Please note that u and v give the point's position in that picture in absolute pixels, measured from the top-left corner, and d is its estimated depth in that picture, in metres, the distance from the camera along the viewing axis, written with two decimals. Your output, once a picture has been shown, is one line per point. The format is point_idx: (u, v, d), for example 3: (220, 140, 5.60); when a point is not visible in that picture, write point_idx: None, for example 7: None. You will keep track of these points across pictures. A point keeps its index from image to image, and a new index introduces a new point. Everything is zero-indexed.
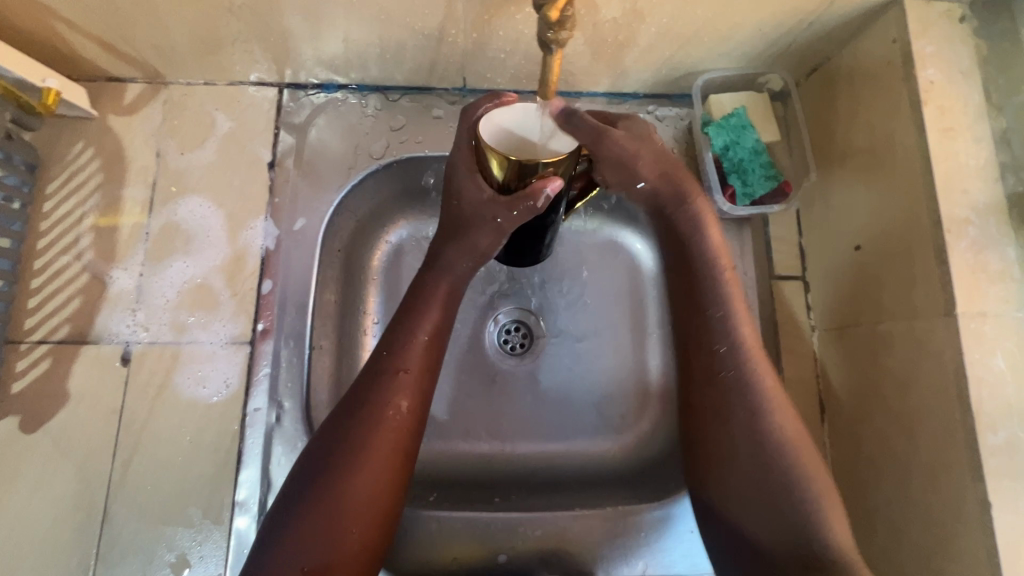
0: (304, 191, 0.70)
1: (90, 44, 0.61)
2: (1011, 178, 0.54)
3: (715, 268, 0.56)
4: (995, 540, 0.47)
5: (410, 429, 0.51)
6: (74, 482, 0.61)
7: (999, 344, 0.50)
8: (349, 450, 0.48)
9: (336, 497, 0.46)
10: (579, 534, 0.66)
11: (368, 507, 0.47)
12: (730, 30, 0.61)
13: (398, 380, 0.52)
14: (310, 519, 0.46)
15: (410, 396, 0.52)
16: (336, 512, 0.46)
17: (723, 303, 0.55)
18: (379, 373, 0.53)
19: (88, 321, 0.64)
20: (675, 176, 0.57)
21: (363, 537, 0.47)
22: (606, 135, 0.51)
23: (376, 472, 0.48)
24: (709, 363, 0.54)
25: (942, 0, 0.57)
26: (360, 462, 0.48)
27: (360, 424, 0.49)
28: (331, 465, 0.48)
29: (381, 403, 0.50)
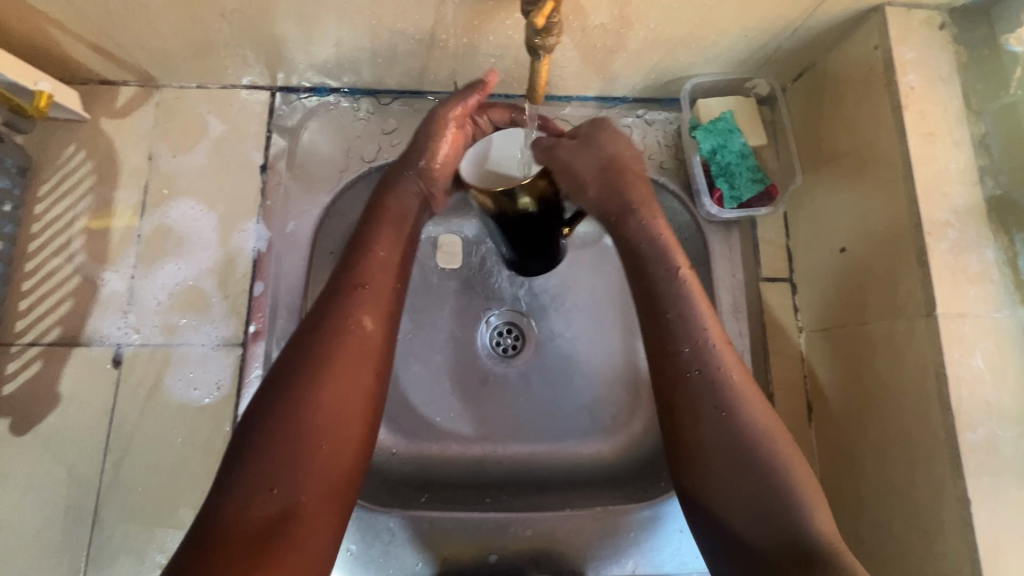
0: (296, 193, 0.70)
1: (81, 47, 0.62)
2: (990, 181, 0.55)
3: (671, 268, 0.56)
4: (975, 535, 0.47)
5: (378, 344, 0.51)
6: (65, 484, 0.61)
7: (977, 343, 0.51)
8: (314, 364, 0.47)
9: (301, 410, 0.45)
10: (569, 534, 0.66)
11: (337, 415, 0.46)
12: (716, 37, 0.62)
13: (360, 296, 0.52)
14: (274, 435, 0.43)
15: (374, 313, 0.52)
16: (301, 425, 0.44)
17: (683, 303, 0.54)
18: (337, 293, 0.52)
19: (80, 322, 0.64)
20: (623, 184, 0.61)
21: (333, 450, 0.45)
22: (555, 147, 0.60)
23: (345, 386, 0.47)
24: (679, 366, 0.52)
25: (922, 8, 0.58)
26: (325, 378, 0.47)
27: (321, 340, 0.48)
28: (296, 379, 0.46)
29: (344, 317, 0.50)
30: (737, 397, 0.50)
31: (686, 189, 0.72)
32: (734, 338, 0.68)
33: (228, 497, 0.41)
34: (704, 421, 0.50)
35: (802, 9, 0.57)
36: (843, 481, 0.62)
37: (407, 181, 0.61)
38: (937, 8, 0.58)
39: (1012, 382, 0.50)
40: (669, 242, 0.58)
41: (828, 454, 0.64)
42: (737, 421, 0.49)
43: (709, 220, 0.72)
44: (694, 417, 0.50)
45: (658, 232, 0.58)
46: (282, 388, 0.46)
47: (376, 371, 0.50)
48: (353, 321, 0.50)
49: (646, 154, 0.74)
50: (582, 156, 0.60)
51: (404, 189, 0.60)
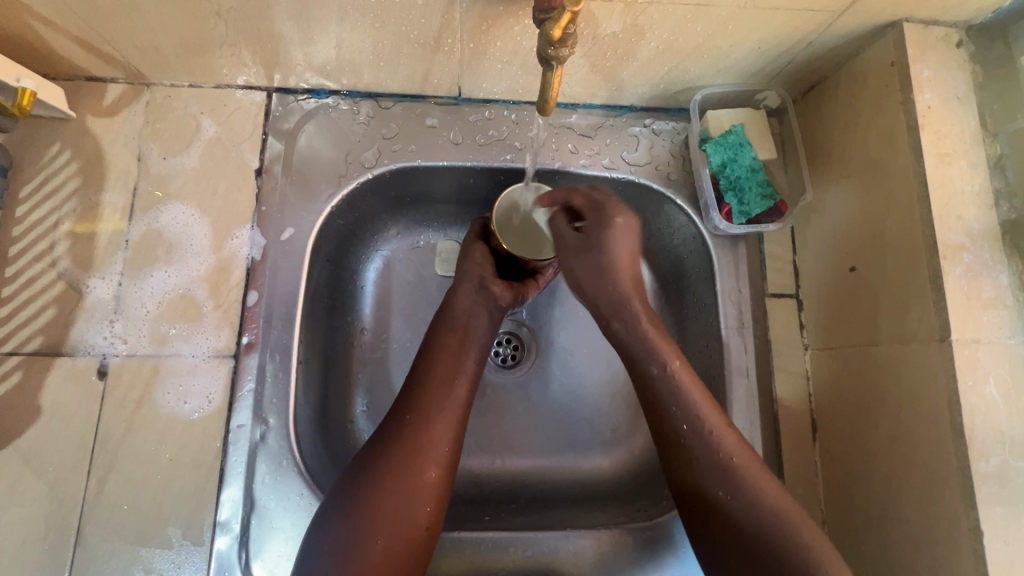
0: (293, 199, 0.68)
1: (68, 43, 0.58)
2: (1005, 205, 0.54)
3: (663, 363, 0.57)
4: (987, 567, 0.47)
5: (446, 452, 0.55)
6: (46, 501, 0.58)
7: (991, 371, 0.50)
8: (378, 465, 0.53)
9: (361, 507, 0.51)
10: (570, 554, 0.65)
11: (393, 515, 0.51)
12: (730, 47, 0.60)
13: (428, 400, 0.57)
14: (342, 523, 0.50)
15: (442, 420, 0.56)
16: (362, 519, 0.50)
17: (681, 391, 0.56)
18: (409, 393, 0.58)
19: (63, 332, 0.61)
20: (616, 285, 0.59)
21: (388, 546, 0.49)
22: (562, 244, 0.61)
23: (403, 488, 0.52)
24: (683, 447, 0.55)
25: (940, 25, 0.57)
26: (385, 478, 0.52)
27: (386, 441, 0.54)
28: (362, 479, 0.52)
29: (412, 421, 0.55)
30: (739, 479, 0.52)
31: (693, 202, 0.71)
32: (738, 355, 0.68)
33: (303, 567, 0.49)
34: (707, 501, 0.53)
35: (820, 23, 0.56)
36: (848, 503, 0.61)
37: (463, 286, 0.66)
38: (955, 24, 0.57)
39: None
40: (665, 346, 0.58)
41: (834, 475, 0.63)
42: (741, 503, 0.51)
43: (716, 233, 0.71)
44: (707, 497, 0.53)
45: (649, 332, 0.58)
46: (351, 483, 0.52)
47: (435, 474, 0.54)
48: (421, 426, 0.55)
49: (654, 164, 0.72)
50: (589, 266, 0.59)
51: (470, 302, 0.65)
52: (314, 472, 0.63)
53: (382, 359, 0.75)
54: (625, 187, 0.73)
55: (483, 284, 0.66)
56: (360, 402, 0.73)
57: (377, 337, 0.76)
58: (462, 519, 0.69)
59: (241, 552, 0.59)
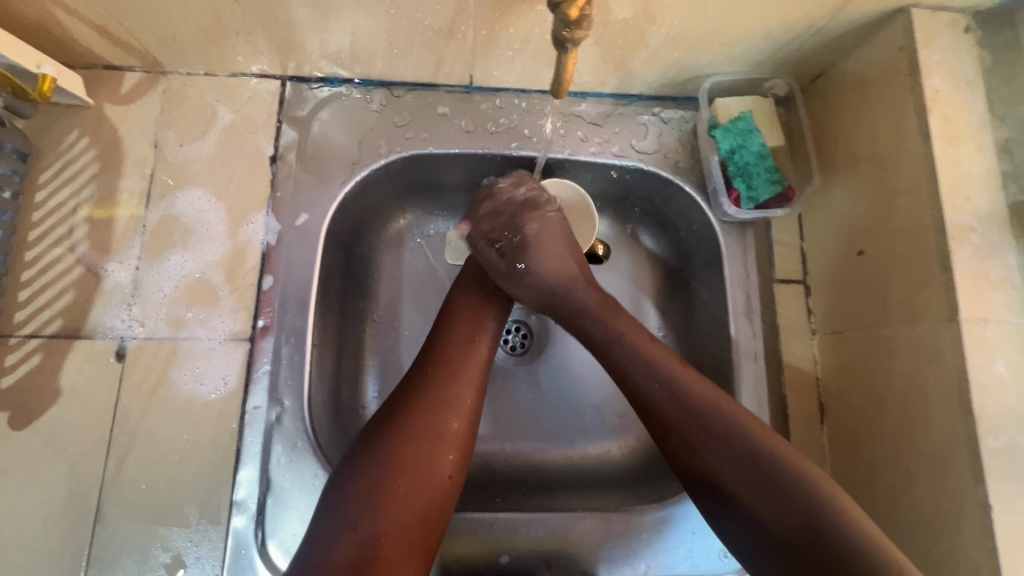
0: (306, 185, 0.68)
1: (87, 30, 0.59)
2: (1012, 187, 0.54)
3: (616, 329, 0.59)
4: (995, 542, 0.47)
5: (465, 407, 0.55)
6: (66, 480, 0.59)
7: (1000, 349, 0.50)
8: (399, 420, 0.52)
9: (382, 454, 0.50)
10: (581, 536, 0.65)
11: (415, 463, 0.50)
12: (740, 34, 0.61)
13: (451, 354, 0.58)
14: (364, 474, 0.49)
15: (459, 376, 0.56)
16: (383, 466, 0.49)
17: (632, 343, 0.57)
18: (430, 351, 0.59)
19: (82, 315, 0.62)
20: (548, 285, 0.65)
21: (411, 491, 0.49)
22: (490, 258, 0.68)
23: (425, 439, 0.51)
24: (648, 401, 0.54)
25: (947, 10, 0.57)
26: (405, 426, 0.52)
27: (407, 394, 0.55)
28: (382, 432, 0.52)
29: (435, 375, 0.56)
30: (814, 492, 0.45)
31: (702, 188, 0.72)
32: (747, 340, 0.69)
33: (320, 525, 0.48)
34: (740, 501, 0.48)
35: (829, 8, 0.56)
36: (856, 484, 0.62)
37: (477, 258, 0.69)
38: (962, 10, 0.57)
39: None
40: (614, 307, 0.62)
41: (843, 459, 0.64)
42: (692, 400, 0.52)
43: (724, 219, 0.72)
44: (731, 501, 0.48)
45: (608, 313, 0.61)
46: (370, 436, 0.52)
47: (460, 423, 0.54)
48: (444, 378, 0.55)
49: (662, 152, 0.73)
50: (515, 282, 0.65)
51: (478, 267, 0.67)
52: (327, 452, 0.64)
53: (393, 345, 0.76)
54: (634, 175, 0.74)
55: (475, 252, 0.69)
56: (371, 387, 0.74)
57: (388, 324, 0.77)
58: (473, 500, 0.69)
59: (257, 531, 0.60)
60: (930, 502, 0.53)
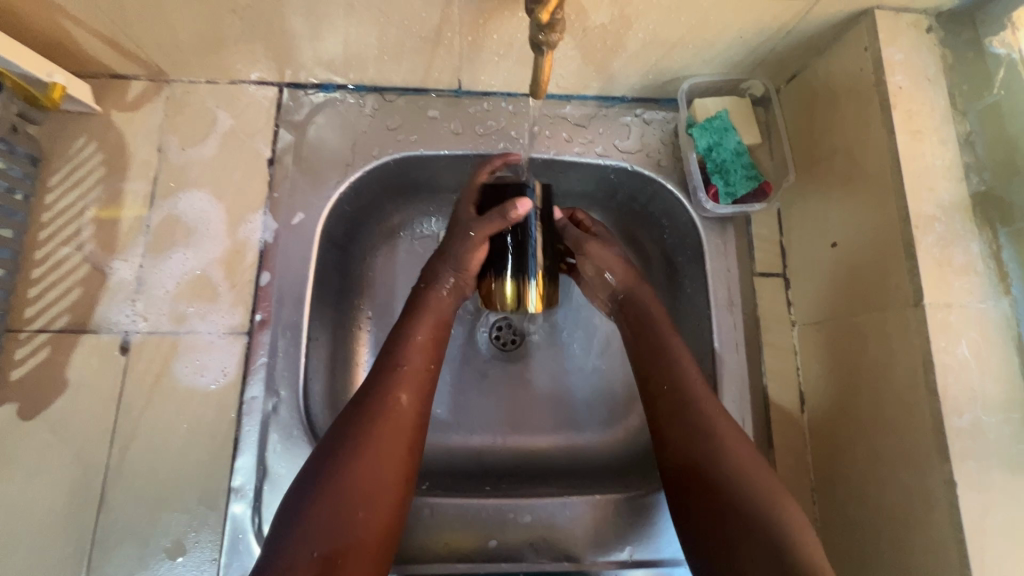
0: (303, 186, 0.72)
1: (95, 41, 0.63)
2: (975, 178, 0.57)
3: (660, 334, 0.64)
4: (959, 516, 0.49)
5: (409, 421, 0.55)
6: (72, 468, 0.62)
7: (963, 332, 0.53)
8: (349, 443, 0.52)
9: (338, 479, 0.50)
10: (567, 521, 0.67)
11: (371, 489, 0.51)
12: (714, 37, 0.64)
13: (399, 374, 0.57)
14: (319, 503, 0.49)
15: (407, 390, 0.57)
16: (339, 494, 0.49)
17: (655, 325, 0.65)
18: (380, 372, 0.58)
19: (89, 310, 0.66)
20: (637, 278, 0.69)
21: (369, 517, 0.50)
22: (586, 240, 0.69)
23: (375, 461, 0.52)
24: (667, 400, 0.60)
25: (910, 12, 0.60)
26: (361, 451, 0.52)
27: (358, 419, 0.54)
28: (335, 456, 0.52)
29: (387, 397, 0.55)
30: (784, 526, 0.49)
31: (683, 185, 0.74)
32: (728, 332, 0.71)
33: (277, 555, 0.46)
34: (709, 481, 0.54)
35: (796, 11, 0.59)
36: (834, 468, 0.64)
37: (442, 270, 0.65)
38: (924, 11, 0.60)
39: (997, 371, 0.52)
40: (661, 322, 0.65)
41: (821, 445, 0.66)
42: (698, 416, 0.57)
43: (704, 215, 0.74)
44: (708, 496, 0.53)
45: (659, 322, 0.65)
46: (323, 462, 0.52)
47: (411, 445, 0.55)
48: (394, 400, 0.55)
49: (644, 151, 0.76)
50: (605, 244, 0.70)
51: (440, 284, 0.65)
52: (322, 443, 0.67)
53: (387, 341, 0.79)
54: (618, 174, 0.77)
55: (461, 266, 0.65)
56: None
57: (382, 322, 0.79)
58: (463, 489, 0.72)
59: (254, 516, 0.62)
60: (902, 481, 0.55)
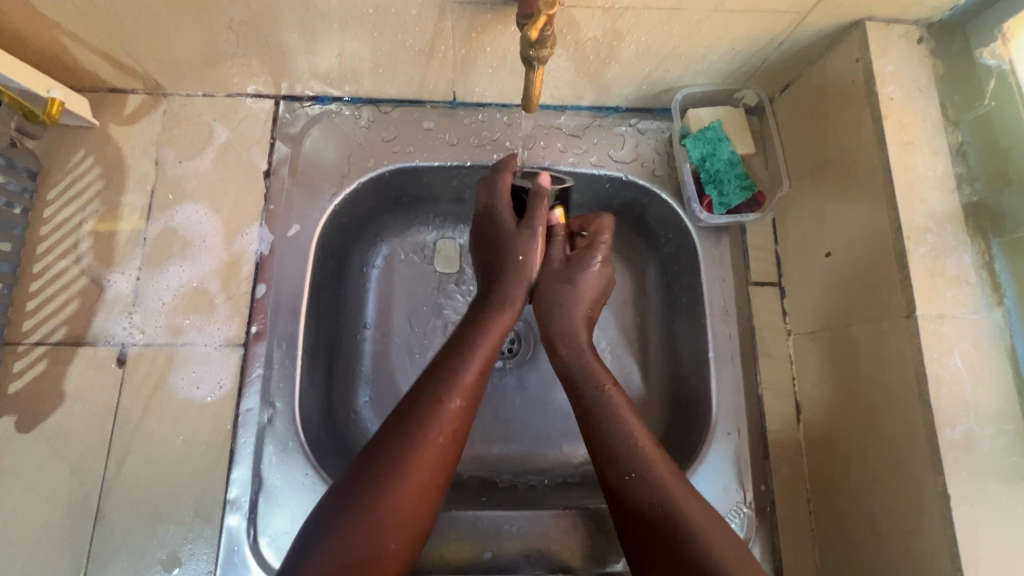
0: (299, 198, 0.72)
1: (93, 56, 0.64)
2: (967, 188, 0.57)
3: (597, 382, 0.61)
4: (953, 529, 0.49)
5: (450, 451, 0.55)
6: (68, 481, 0.62)
7: (955, 343, 0.53)
8: (393, 470, 0.51)
9: (379, 509, 0.49)
10: (562, 532, 0.67)
11: (408, 520, 0.50)
12: (706, 49, 0.64)
13: (448, 402, 0.56)
14: (354, 529, 0.48)
15: (451, 418, 0.55)
16: (376, 523, 0.49)
17: (591, 372, 0.62)
18: (430, 395, 0.56)
19: (86, 323, 0.66)
20: (574, 316, 0.65)
21: (398, 546, 0.49)
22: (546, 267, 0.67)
23: (416, 491, 0.51)
24: (612, 462, 0.57)
25: (901, 22, 0.60)
26: (405, 481, 0.51)
27: (404, 442, 0.53)
28: (376, 482, 0.50)
29: (433, 426, 0.54)
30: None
31: (678, 195, 0.75)
32: (723, 342, 0.71)
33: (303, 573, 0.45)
34: (648, 534, 0.53)
35: (787, 23, 0.59)
36: (829, 479, 0.64)
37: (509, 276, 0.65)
38: (915, 22, 0.60)
39: (990, 382, 0.52)
40: (596, 363, 0.63)
41: (817, 455, 0.66)
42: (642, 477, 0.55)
43: (699, 224, 0.74)
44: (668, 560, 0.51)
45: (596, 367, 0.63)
46: (362, 484, 0.50)
47: (446, 476, 0.54)
48: (439, 431, 0.54)
49: (639, 161, 0.76)
50: (561, 283, 0.66)
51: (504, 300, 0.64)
52: (318, 454, 0.67)
53: (384, 351, 0.79)
54: (613, 184, 0.77)
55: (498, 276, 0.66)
56: (365, 393, 0.77)
57: (379, 333, 0.79)
58: (458, 499, 0.72)
59: (249, 528, 0.63)
60: (896, 493, 0.55)
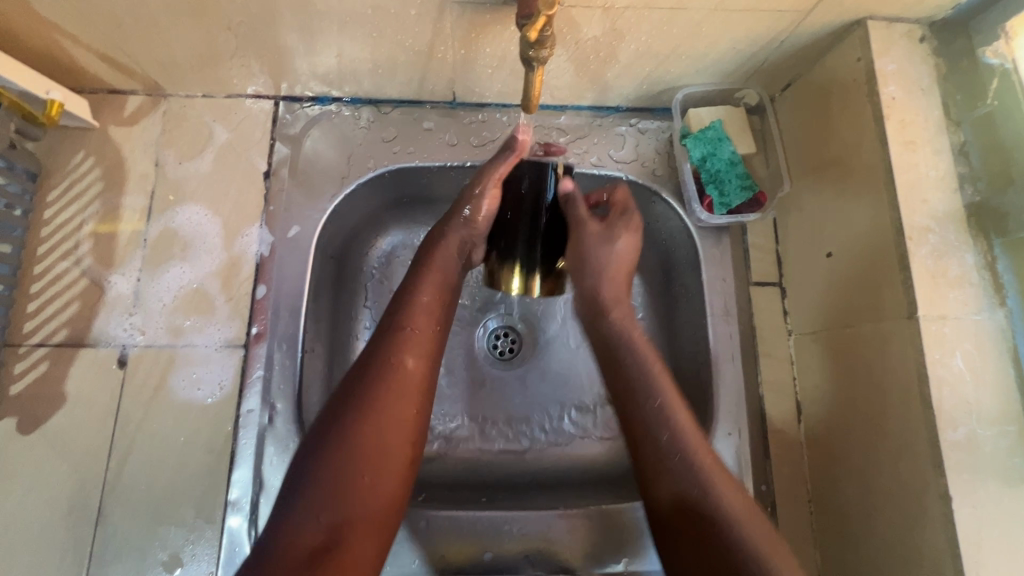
0: (299, 199, 0.72)
1: (92, 58, 0.64)
2: (969, 189, 0.57)
3: (642, 361, 0.58)
4: (955, 530, 0.49)
5: (417, 383, 0.53)
6: (70, 482, 0.62)
7: (957, 344, 0.52)
8: (355, 406, 0.49)
9: (346, 444, 0.47)
10: (564, 532, 0.67)
11: (382, 454, 0.48)
12: (706, 49, 0.64)
13: (403, 336, 0.54)
14: (323, 467, 0.46)
15: (414, 352, 0.54)
16: (347, 459, 0.47)
17: (637, 353, 0.59)
18: (385, 333, 0.55)
19: (86, 325, 0.66)
20: (613, 282, 0.64)
21: (377, 484, 0.47)
22: (580, 230, 0.64)
23: (383, 425, 0.49)
24: (648, 441, 0.54)
25: (903, 21, 0.60)
26: (369, 416, 0.49)
27: (364, 379, 0.51)
28: (342, 419, 0.49)
29: (388, 361, 0.52)
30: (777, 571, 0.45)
31: (678, 196, 0.75)
32: (724, 343, 0.70)
33: (282, 525, 0.44)
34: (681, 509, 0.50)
35: (788, 22, 0.59)
36: (830, 479, 0.63)
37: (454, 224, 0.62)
38: (917, 21, 0.60)
39: (992, 383, 0.52)
40: (636, 341, 0.60)
41: (818, 456, 0.65)
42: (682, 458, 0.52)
43: (700, 225, 0.74)
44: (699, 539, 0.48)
45: (643, 349, 0.59)
46: (329, 423, 0.49)
47: (419, 410, 0.52)
48: (396, 363, 0.52)
49: (639, 161, 0.76)
50: (602, 243, 0.64)
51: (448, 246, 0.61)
52: None
53: None
54: None
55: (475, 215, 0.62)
56: None
57: None
58: (459, 500, 0.72)
59: (250, 528, 0.62)
60: (898, 494, 0.55)
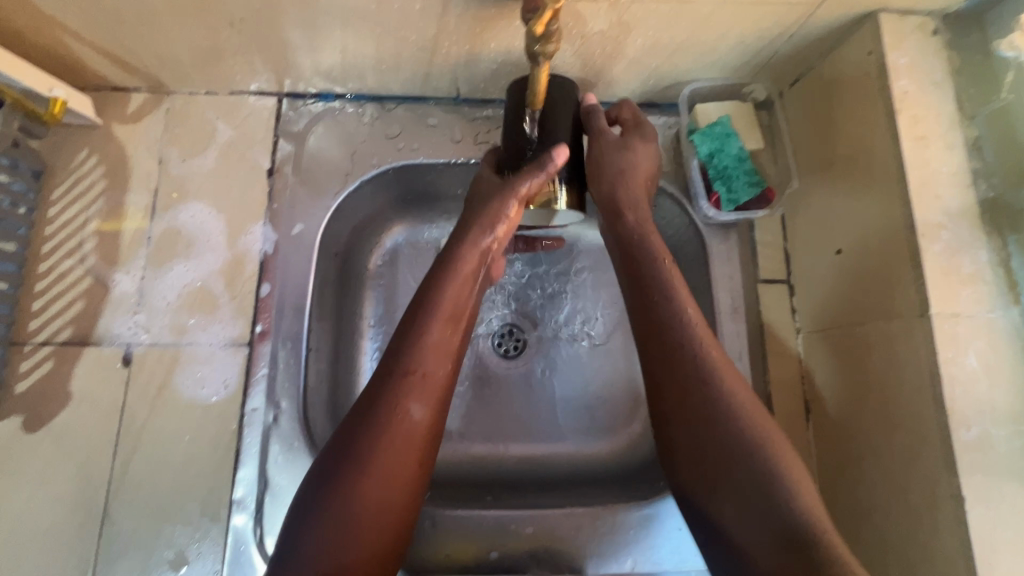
0: (303, 196, 0.72)
1: (95, 55, 0.63)
2: (983, 185, 0.56)
3: (669, 287, 0.57)
4: (967, 531, 0.48)
5: (422, 432, 0.51)
6: (76, 480, 0.62)
7: (970, 343, 0.52)
8: (358, 459, 0.48)
9: (349, 501, 0.47)
10: (569, 531, 0.67)
11: (384, 507, 0.48)
12: (714, 43, 0.63)
13: (410, 380, 0.52)
14: (324, 526, 0.46)
15: (422, 399, 0.52)
16: (348, 517, 0.46)
17: (669, 289, 0.57)
18: (389, 374, 0.52)
19: (91, 323, 0.66)
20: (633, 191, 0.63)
21: (377, 538, 0.48)
22: (602, 136, 0.63)
23: (385, 479, 0.48)
24: (673, 378, 0.53)
25: (915, 14, 0.59)
26: (371, 469, 0.48)
27: (367, 427, 0.49)
28: (344, 472, 0.48)
29: (393, 408, 0.50)
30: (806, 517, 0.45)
31: (685, 192, 0.74)
32: (732, 340, 0.70)
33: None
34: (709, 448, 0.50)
35: (798, 15, 0.58)
36: (840, 478, 0.63)
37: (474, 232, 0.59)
38: (930, 13, 0.59)
39: (1006, 383, 0.51)
40: (668, 267, 0.59)
41: (827, 455, 0.65)
42: (717, 392, 0.51)
43: (708, 222, 0.73)
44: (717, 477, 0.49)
45: (673, 284, 0.57)
46: (330, 476, 0.48)
47: (421, 458, 0.51)
48: (400, 410, 0.51)
49: None
50: (618, 149, 0.62)
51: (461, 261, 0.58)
52: None
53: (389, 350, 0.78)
54: None
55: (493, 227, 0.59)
56: None
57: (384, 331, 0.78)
58: (464, 499, 0.71)
59: (255, 527, 0.62)
60: (910, 494, 0.54)
